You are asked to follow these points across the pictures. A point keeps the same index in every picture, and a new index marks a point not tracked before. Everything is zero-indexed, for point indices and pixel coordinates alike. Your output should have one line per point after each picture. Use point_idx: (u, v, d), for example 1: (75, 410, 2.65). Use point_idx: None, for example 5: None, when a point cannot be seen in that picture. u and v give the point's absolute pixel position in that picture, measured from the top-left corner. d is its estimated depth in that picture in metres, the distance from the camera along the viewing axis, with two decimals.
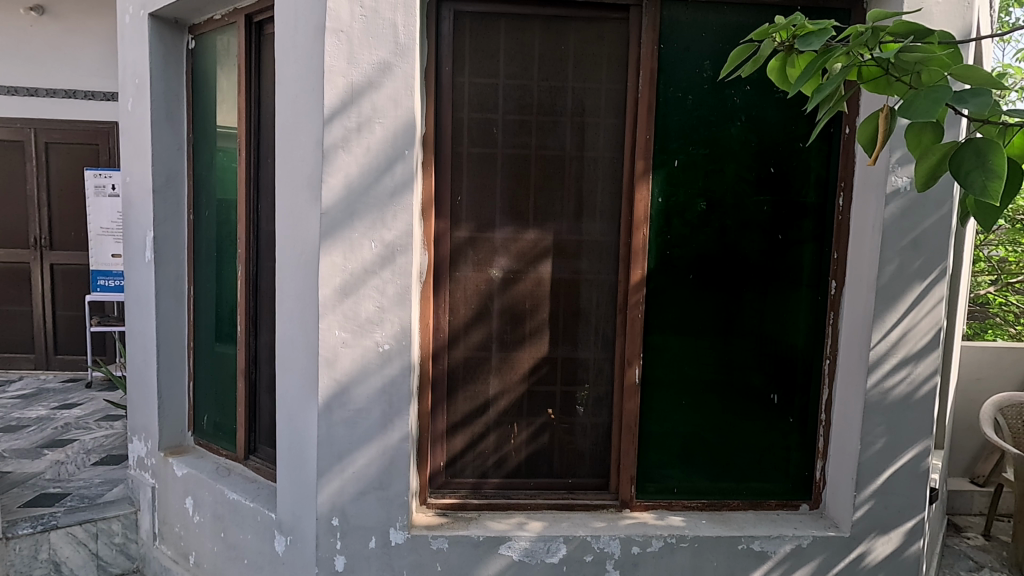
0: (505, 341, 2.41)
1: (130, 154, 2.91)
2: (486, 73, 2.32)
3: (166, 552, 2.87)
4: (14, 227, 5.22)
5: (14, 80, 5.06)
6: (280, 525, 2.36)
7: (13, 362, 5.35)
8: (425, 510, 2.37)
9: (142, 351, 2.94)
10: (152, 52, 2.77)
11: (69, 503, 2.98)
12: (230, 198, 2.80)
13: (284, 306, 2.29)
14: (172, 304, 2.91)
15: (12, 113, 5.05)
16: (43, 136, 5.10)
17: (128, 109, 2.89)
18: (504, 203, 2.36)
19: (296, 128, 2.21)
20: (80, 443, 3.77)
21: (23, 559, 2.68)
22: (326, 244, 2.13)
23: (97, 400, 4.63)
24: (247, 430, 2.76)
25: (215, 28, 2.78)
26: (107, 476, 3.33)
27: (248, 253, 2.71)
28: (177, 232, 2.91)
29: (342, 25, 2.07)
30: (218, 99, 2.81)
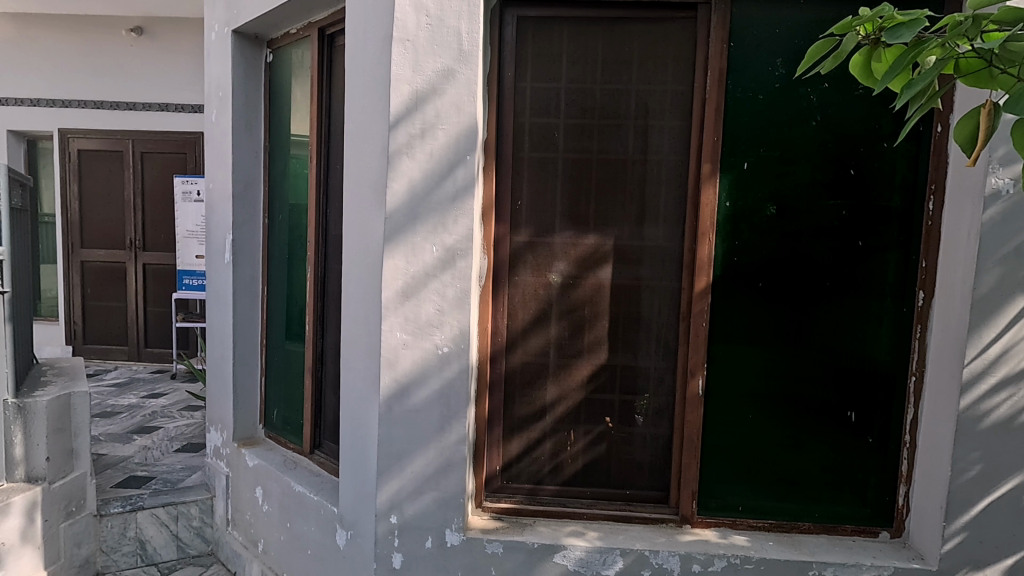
0: (564, 347, 2.39)
1: (214, 162, 3.10)
2: (548, 78, 2.31)
3: (237, 538, 3.03)
4: (111, 230, 5.68)
5: (116, 95, 5.53)
6: (341, 520, 2.43)
7: (109, 354, 5.83)
8: (481, 513, 2.38)
9: (220, 346, 3.12)
10: (234, 66, 2.96)
11: (154, 486, 3.22)
12: (301, 203, 2.94)
13: (350, 307, 2.37)
14: (248, 304, 3.08)
15: (113, 125, 5.53)
16: (139, 146, 5.54)
17: (213, 120, 3.10)
18: (563, 208, 2.34)
19: (362, 135, 2.28)
20: (165, 430, 4.05)
21: (113, 535, 2.95)
22: (390, 248, 2.18)
23: (180, 391, 4.97)
24: (313, 426, 2.87)
25: (290, 42, 2.92)
26: (188, 463, 3.56)
27: (317, 255, 2.82)
28: (253, 236, 3.08)
29: (408, 34, 2.12)
30: (293, 109, 2.95)
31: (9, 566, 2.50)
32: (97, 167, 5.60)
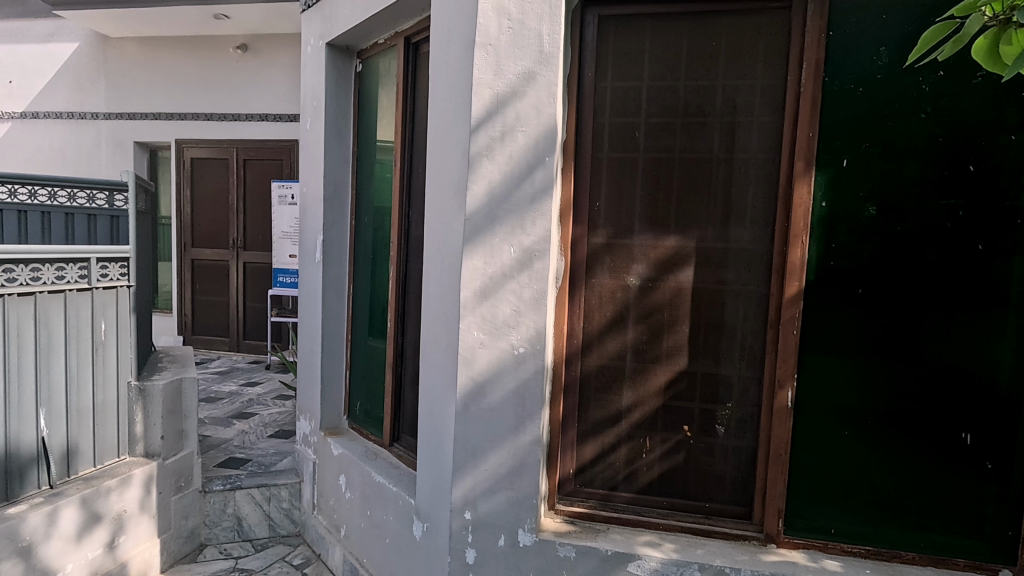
0: (641, 351, 2.33)
1: (307, 167, 3.31)
2: (630, 77, 2.27)
3: (322, 522, 3.21)
4: (216, 231, 6.20)
5: (223, 107, 6.04)
6: (418, 512, 2.51)
7: (214, 345, 6.37)
8: (553, 515, 2.37)
9: (310, 340, 3.32)
10: (327, 77, 3.14)
11: (250, 467, 3.48)
12: (385, 205, 3.07)
13: (430, 306, 2.45)
14: (335, 301, 3.26)
15: (221, 135, 6.04)
16: (242, 154, 6.02)
17: (307, 128, 3.31)
18: (643, 209, 2.29)
19: (444, 139, 2.35)
20: (259, 417, 4.37)
21: (215, 510, 3.23)
22: (469, 249, 2.23)
23: (273, 381, 5.34)
24: (393, 419, 2.98)
25: (378, 52, 3.06)
26: (279, 448, 3.81)
27: (399, 255, 2.93)
28: (341, 236, 3.25)
29: (491, 39, 2.15)
30: (379, 115, 3.09)
31: (129, 532, 2.80)
32: (207, 173, 6.15)
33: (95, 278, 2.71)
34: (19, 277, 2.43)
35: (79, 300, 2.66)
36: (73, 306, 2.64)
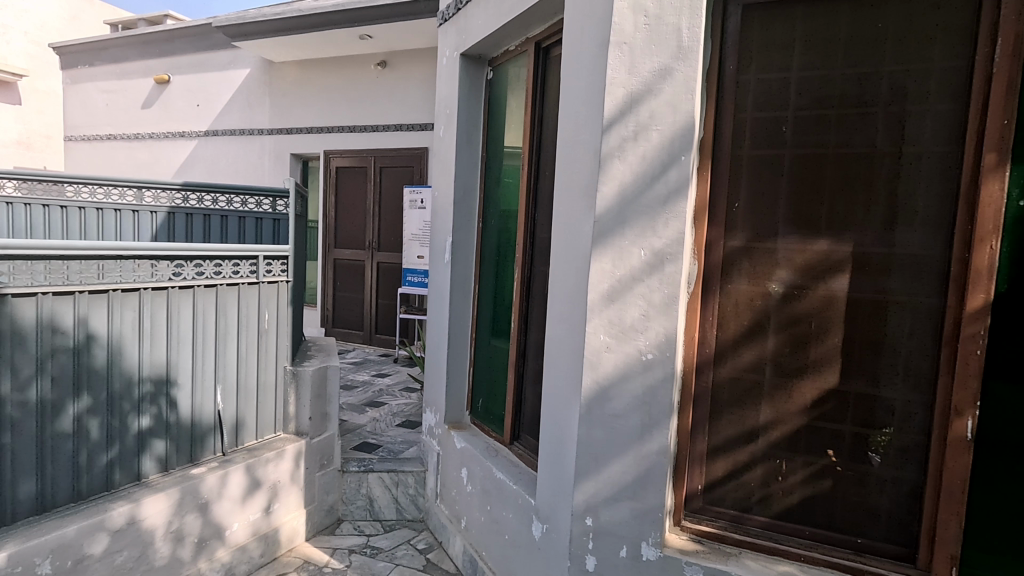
0: (782, 364, 2.14)
1: (440, 172, 3.49)
2: (777, 68, 2.10)
3: (444, 511, 3.35)
4: (355, 233, 6.77)
5: (364, 120, 6.56)
6: (538, 512, 2.53)
7: (350, 337, 6.96)
8: (679, 532, 2.24)
9: (437, 337, 3.49)
10: (460, 85, 3.29)
11: (381, 453, 3.74)
12: (511, 208, 3.14)
13: (556, 307, 2.46)
14: (461, 300, 3.39)
15: (361, 146, 6.58)
16: (379, 163, 6.51)
17: (440, 135, 3.49)
18: (789, 209, 2.10)
19: (575, 141, 2.34)
20: (389, 406, 4.68)
21: (351, 490, 3.52)
22: (597, 250, 2.20)
23: (401, 373, 5.70)
24: (513, 418, 3.03)
25: (509, 59, 3.14)
26: (406, 437, 4.05)
27: (524, 257, 2.97)
28: (468, 238, 3.38)
29: (626, 37, 2.11)
30: (508, 120, 3.17)
31: (281, 500, 3.14)
32: (349, 181, 6.74)
33: (262, 273, 3.06)
34: (205, 271, 2.79)
35: (249, 292, 3.03)
36: (245, 297, 3.00)
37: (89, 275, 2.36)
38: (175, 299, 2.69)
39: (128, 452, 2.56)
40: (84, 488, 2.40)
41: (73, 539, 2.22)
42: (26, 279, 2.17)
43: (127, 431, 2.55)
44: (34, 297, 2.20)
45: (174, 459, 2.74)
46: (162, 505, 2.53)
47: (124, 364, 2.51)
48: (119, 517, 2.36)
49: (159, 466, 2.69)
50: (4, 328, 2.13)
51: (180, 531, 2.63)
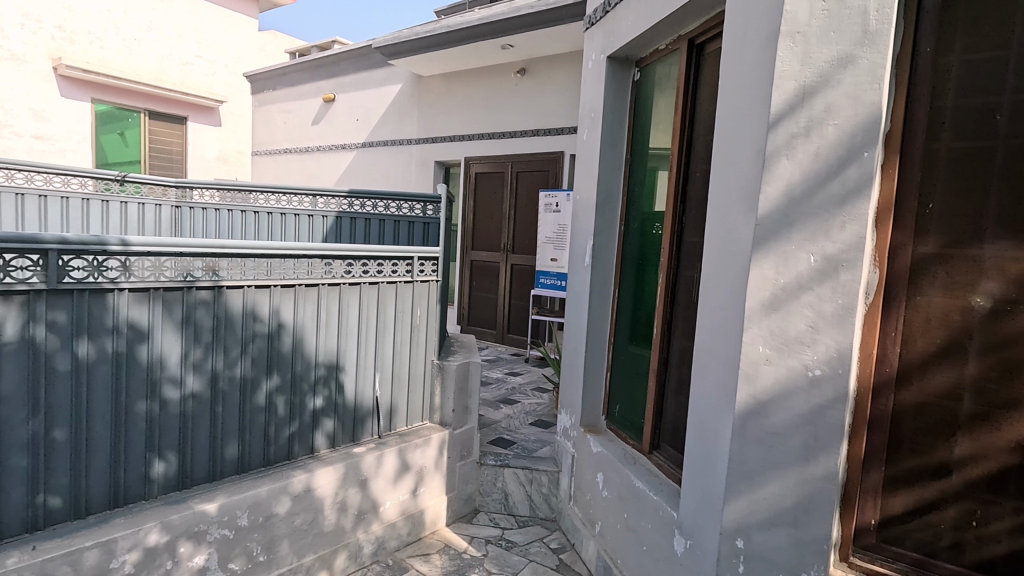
0: (986, 391, 1.84)
1: (582, 176, 3.51)
2: (990, 46, 1.81)
3: (577, 514, 3.36)
4: (491, 235, 7.04)
5: (503, 126, 6.79)
6: (680, 526, 2.43)
7: (484, 335, 7.25)
8: (846, 569, 2.01)
9: (575, 339, 3.52)
10: (606, 88, 3.27)
11: (516, 449, 3.85)
12: (656, 211, 3.05)
13: (708, 315, 2.35)
14: (601, 303, 3.37)
15: (500, 152, 6.83)
16: (516, 168, 6.71)
17: (584, 139, 3.51)
18: (1003, 210, 1.79)
19: (735, 139, 2.22)
20: (522, 404, 4.80)
21: (487, 482, 3.67)
22: (757, 255, 2.06)
23: (533, 373, 5.82)
24: (653, 427, 2.93)
25: (657, 58, 3.06)
26: (539, 436, 4.12)
27: (668, 262, 2.86)
28: (610, 242, 3.35)
29: (799, 26, 1.95)
30: (656, 121, 3.09)
31: (426, 485, 3.36)
32: (487, 185, 7.03)
33: (416, 272, 3.31)
34: (370, 269, 3.08)
35: (405, 289, 3.28)
36: (401, 295, 3.27)
37: (281, 271, 2.72)
38: (346, 295, 3.00)
39: (305, 427, 2.91)
40: (271, 455, 2.78)
41: (264, 498, 2.57)
42: (236, 274, 2.56)
43: (305, 409, 2.90)
44: (241, 289, 2.59)
45: (340, 437, 3.07)
46: (331, 477, 2.84)
47: (304, 350, 2.85)
48: (298, 484, 2.70)
49: (328, 441, 3.02)
50: (220, 314, 2.54)
51: (344, 503, 2.93)
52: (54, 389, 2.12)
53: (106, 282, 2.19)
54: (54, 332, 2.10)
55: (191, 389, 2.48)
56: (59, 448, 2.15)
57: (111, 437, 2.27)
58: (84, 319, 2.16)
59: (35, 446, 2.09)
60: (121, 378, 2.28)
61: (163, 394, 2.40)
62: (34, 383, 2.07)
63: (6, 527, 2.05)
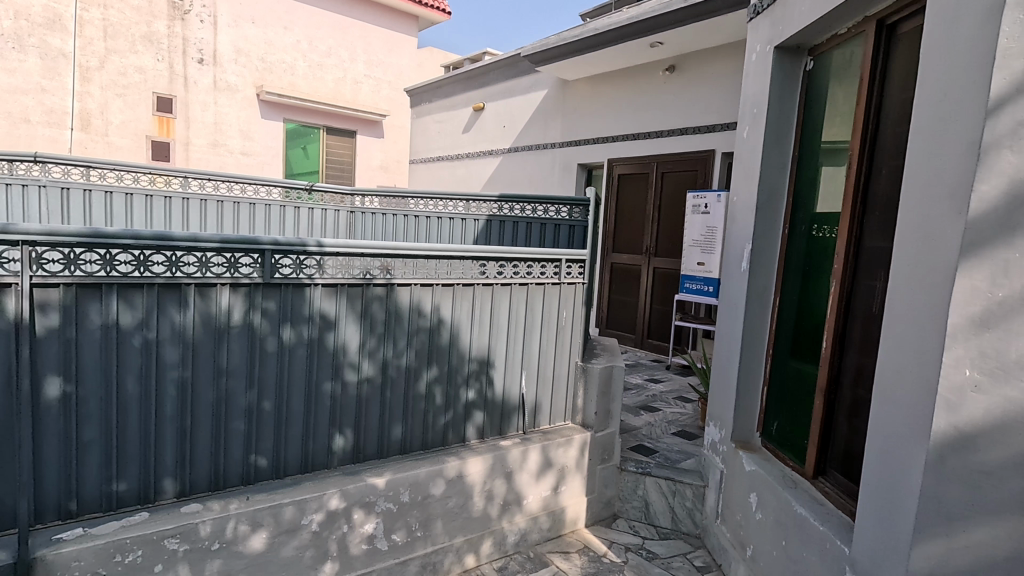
0: None
1: (742, 176, 3.31)
2: None
3: (725, 534, 3.17)
4: (633, 238, 6.91)
5: (649, 126, 6.63)
6: (853, 563, 2.18)
7: (622, 339, 7.14)
8: None
9: (728, 349, 3.32)
10: (772, 81, 3.04)
11: (658, 458, 3.74)
12: (829, 213, 2.77)
13: (896, 329, 2.06)
14: (759, 312, 3.15)
15: (645, 152, 6.68)
16: (662, 168, 6.52)
17: (744, 136, 3.31)
18: None
19: (939, 130, 1.93)
20: (664, 412, 4.65)
21: (628, 489, 3.61)
22: (966, 264, 1.78)
23: (675, 381, 5.60)
24: (819, 450, 2.67)
25: (836, 44, 2.78)
26: (683, 447, 3.96)
27: (843, 269, 2.58)
28: (771, 246, 3.12)
29: None
30: (832, 114, 2.81)
31: (567, 484, 3.41)
32: (631, 187, 6.92)
33: (563, 274, 3.37)
34: (520, 271, 3.20)
35: (552, 291, 3.36)
36: (549, 296, 3.35)
37: (442, 271, 2.93)
38: (497, 294, 3.15)
39: (458, 417, 3.12)
40: (429, 439, 3.03)
41: (423, 479, 2.80)
42: (405, 273, 2.82)
43: (458, 400, 3.10)
44: (409, 287, 2.85)
45: (489, 429, 3.24)
46: (480, 466, 3.00)
47: (460, 345, 3.05)
48: (452, 469, 2.90)
49: (478, 432, 3.21)
50: (391, 308, 2.81)
51: (491, 492, 3.08)
52: (265, 366, 2.52)
53: (305, 278, 2.55)
54: (266, 318, 2.49)
55: (366, 374, 2.78)
56: (266, 417, 2.55)
57: (304, 411, 2.64)
58: (288, 309, 2.53)
59: (249, 413, 2.51)
60: (313, 360, 2.63)
61: (345, 377, 2.73)
62: (251, 361, 2.48)
63: (228, 477, 2.49)
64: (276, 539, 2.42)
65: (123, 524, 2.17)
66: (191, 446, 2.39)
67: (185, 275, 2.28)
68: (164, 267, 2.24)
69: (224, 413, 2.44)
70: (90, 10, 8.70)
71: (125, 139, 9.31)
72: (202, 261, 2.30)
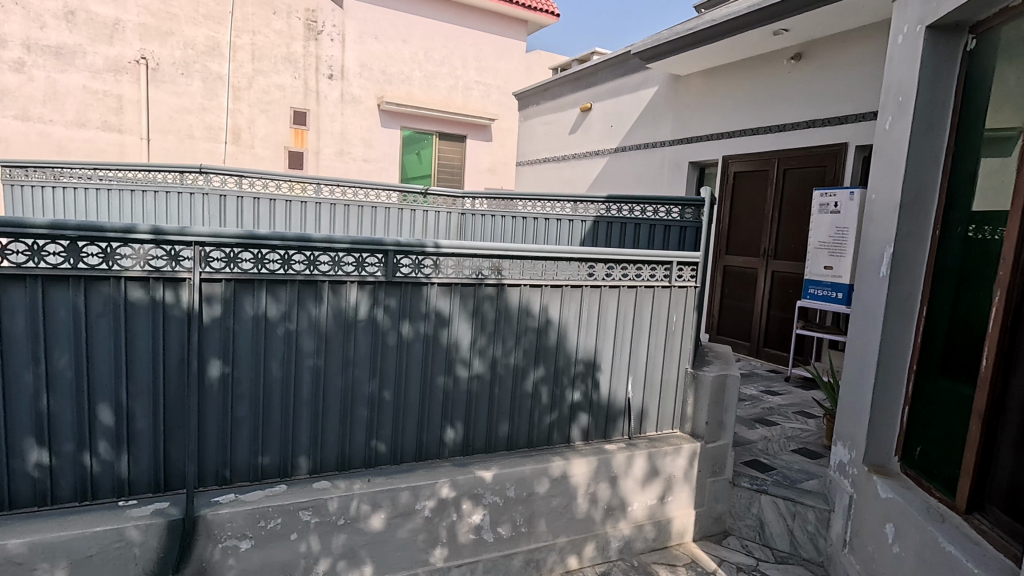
0: None
1: (882, 171, 2.99)
2: None
3: (854, 566, 2.88)
4: (750, 240, 6.51)
5: (770, 119, 6.19)
6: None
7: (735, 347, 6.75)
8: None
9: (862, 363, 3.02)
10: (923, 65, 2.72)
11: (775, 476, 3.47)
12: (993, 212, 2.40)
13: None
14: (901, 323, 2.83)
15: (765, 147, 6.25)
16: (784, 164, 6.07)
17: (886, 128, 2.99)
18: None
19: None
20: (782, 427, 4.32)
21: (741, 506, 3.41)
22: None
23: (795, 394, 5.19)
24: (974, 482, 2.32)
25: (1005, 20, 2.42)
26: (804, 466, 3.65)
27: (1013, 276, 2.20)
28: (918, 250, 2.79)
29: None
30: (998, 100, 2.45)
31: (674, 494, 3.31)
32: (748, 185, 6.52)
33: (674, 277, 3.26)
34: (630, 273, 3.14)
35: (662, 294, 3.26)
36: (658, 299, 3.26)
37: (551, 273, 2.97)
38: (605, 297, 3.12)
39: (563, 418, 3.14)
40: (535, 438, 3.08)
41: (528, 476, 2.85)
42: (515, 274, 2.89)
43: (564, 400, 3.12)
44: (519, 287, 2.91)
45: (594, 432, 3.23)
46: (585, 468, 3.00)
47: (567, 346, 3.07)
48: (557, 468, 2.92)
49: (583, 434, 3.20)
50: (501, 308, 2.90)
51: (595, 495, 3.07)
52: (386, 358, 2.70)
53: (423, 277, 2.70)
54: (388, 314, 2.68)
55: (476, 370, 2.89)
56: (386, 406, 2.74)
57: (420, 402, 2.80)
58: (407, 305, 2.70)
59: (372, 402, 2.71)
60: (429, 355, 2.78)
61: (457, 372, 2.85)
62: (374, 353, 2.68)
63: (352, 459, 2.70)
64: (393, 520, 2.59)
65: (267, 493, 2.44)
66: (322, 428, 2.63)
67: (321, 273, 2.51)
68: (304, 265, 2.49)
69: (350, 400, 2.66)
70: (242, 37, 9.87)
71: (268, 150, 10.42)
72: (335, 260, 2.53)
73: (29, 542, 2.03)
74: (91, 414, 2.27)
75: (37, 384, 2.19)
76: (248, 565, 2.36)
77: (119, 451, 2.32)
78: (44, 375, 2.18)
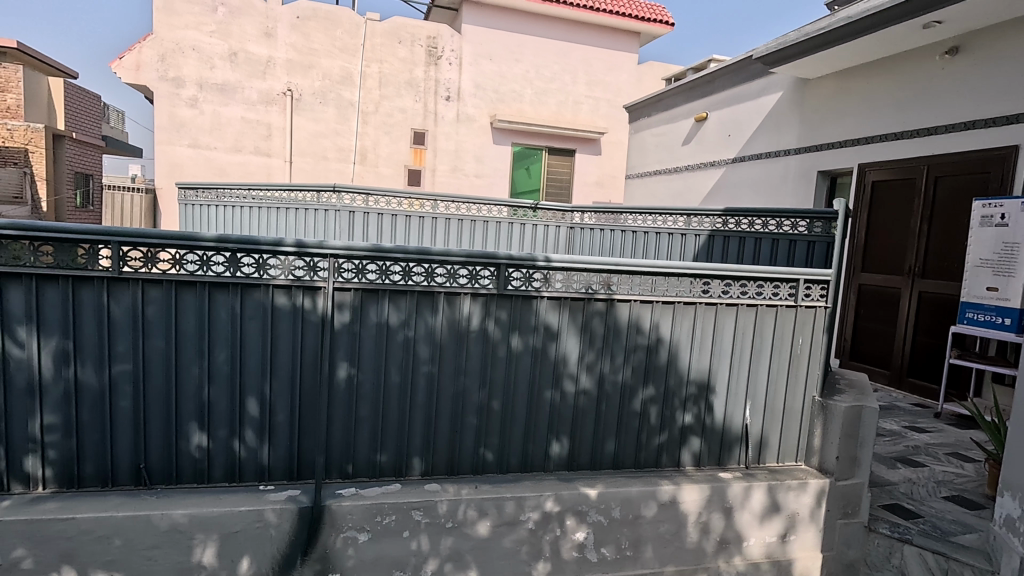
0: None
1: None
2: None
3: None
4: (891, 256, 5.84)
5: (919, 122, 5.52)
6: None
7: (872, 375, 6.06)
8: None
9: None
10: None
11: (923, 525, 3.02)
12: None
13: None
14: None
15: (911, 154, 5.59)
16: (934, 171, 5.37)
17: None
18: None
19: None
20: (931, 470, 3.79)
21: (878, 555, 3.01)
22: None
23: (949, 433, 4.52)
24: None
25: None
26: (960, 518, 3.15)
27: None
28: None
29: None
30: None
31: (798, 534, 3.04)
32: (891, 195, 5.86)
33: (800, 296, 3.02)
34: (749, 291, 2.96)
35: (786, 314, 3.03)
36: (782, 319, 3.03)
37: (662, 288, 2.88)
38: (721, 315, 2.97)
39: (674, 440, 3.01)
40: (642, 459, 2.99)
41: (635, 498, 2.76)
42: (624, 288, 2.85)
43: (675, 422, 3.00)
44: (628, 303, 2.86)
45: (706, 458, 3.06)
46: (697, 495, 2.84)
47: (679, 366, 2.95)
48: (665, 493, 2.80)
49: (694, 459, 3.05)
50: (610, 323, 2.86)
51: (706, 525, 2.89)
52: (495, 368, 2.78)
53: (532, 290, 2.75)
54: (499, 325, 2.75)
55: (584, 386, 2.87)
56: (494, 415, 2.80)
57: (526, 414, 2.84)
58: (517, 318, 2.76)
59: (481, 411, 2.79)
60: (537, 367, 2.82)
61: (564, 387, 2.86)
62: (485, 363, 2.76)
63: (461, 465, 2.80)
64: (498, 528, 2.64)
65: (382, 491, 2.59)
66: (434, 432, 2.75)
67: (438, 284, 2.65)
68: (422, 277, 2.64)
69: (460, 407, 2.77)
70: (371, 65, 10.79)
71: (390, 168, 11.24)
72: (451, 272, 2.66)
73: (189, 514, 2.33)
74: (241, 405, 2.57)
75: (201, 376, 2.52)
76: (365, 557, 2.52)
77: (262, 440, 2.60)
78: (207, 369, 2.51)
